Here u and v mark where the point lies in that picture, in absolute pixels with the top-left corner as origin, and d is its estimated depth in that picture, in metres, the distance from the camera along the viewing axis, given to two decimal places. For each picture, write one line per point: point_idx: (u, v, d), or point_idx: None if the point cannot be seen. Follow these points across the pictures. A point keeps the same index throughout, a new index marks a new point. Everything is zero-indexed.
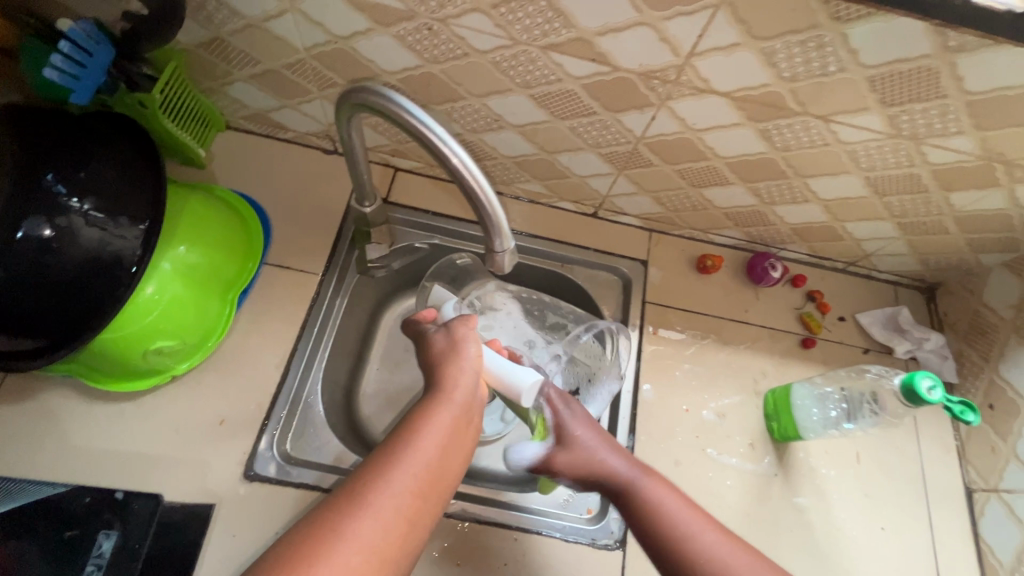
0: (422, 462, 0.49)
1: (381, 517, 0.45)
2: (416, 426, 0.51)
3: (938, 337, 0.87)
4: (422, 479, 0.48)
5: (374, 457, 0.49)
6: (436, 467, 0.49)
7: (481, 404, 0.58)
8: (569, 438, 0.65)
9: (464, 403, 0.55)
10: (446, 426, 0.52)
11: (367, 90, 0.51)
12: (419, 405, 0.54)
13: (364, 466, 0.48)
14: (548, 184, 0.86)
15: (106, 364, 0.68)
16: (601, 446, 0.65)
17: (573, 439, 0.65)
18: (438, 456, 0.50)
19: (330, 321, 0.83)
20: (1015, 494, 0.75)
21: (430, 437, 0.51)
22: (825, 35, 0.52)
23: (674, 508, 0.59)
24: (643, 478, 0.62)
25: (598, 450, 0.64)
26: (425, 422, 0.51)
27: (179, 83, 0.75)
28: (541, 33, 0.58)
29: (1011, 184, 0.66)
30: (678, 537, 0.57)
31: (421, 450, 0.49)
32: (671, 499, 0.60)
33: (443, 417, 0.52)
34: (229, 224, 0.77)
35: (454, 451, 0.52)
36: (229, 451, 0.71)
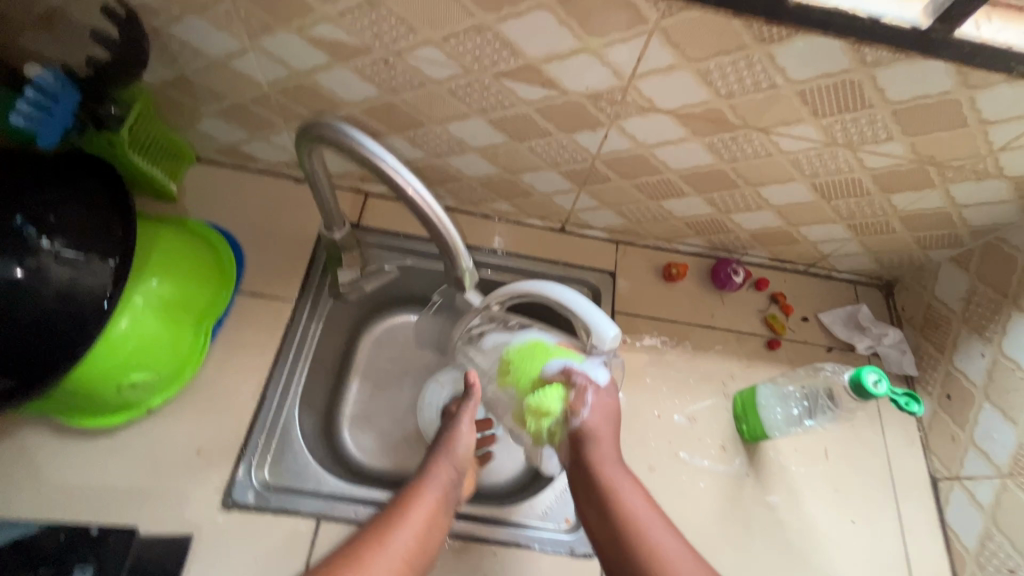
0: (412, 533, 0.60)
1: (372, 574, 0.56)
2: (409, 500, 0.63)
3: (897, 332, 0.91)
4: (412, 547, 0.60)
5: (375, 521, 0.61)
6: (423, 537, 0.61)
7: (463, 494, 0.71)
8: (593, 440, 0.62)
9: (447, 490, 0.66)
10: (433, 506, 0.63)
11: (323, 126, 0.53)
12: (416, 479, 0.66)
13: (367, 527, 0.61)
14: (515, 202, 0.89)
15: (81, 401, 0.69)
16: (614, 458, 0.63)
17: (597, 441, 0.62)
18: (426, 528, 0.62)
19: (305, 347, 0.84)
20: (976, 481, 0.77)
21: (417, 515, 0.62)
22: (753, 55, 0.55)
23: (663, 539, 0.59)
24: (639, 494, 0.62)
25: (611, 458, 0.62)
26: (417, 498, 0.63)
27: (147, 121, 0.77)
28: (491, 61, 0.61)
29: (945, 184, 0.70)
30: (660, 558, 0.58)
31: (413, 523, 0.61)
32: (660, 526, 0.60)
33: (429, 499, 0.64)
34: (201, 257, 0.79)
35: (439, 525, 0.63)
36: (206, 481, 0.71)
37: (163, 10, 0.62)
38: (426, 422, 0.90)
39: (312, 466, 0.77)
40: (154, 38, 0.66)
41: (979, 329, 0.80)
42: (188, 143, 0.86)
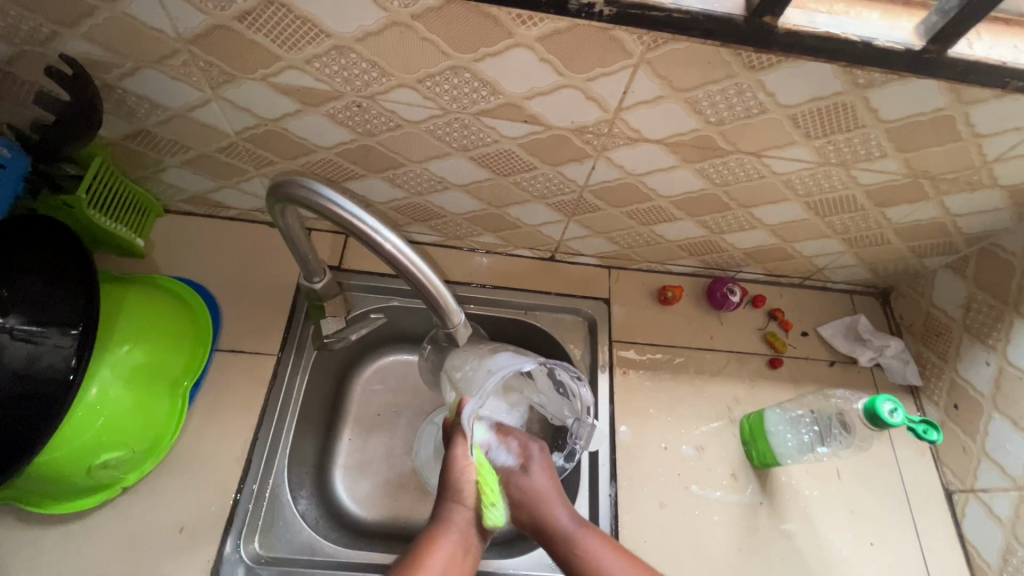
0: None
1: None
2: (420, 554, 0.58)
3: (898, 342, 0.89)
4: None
5: None
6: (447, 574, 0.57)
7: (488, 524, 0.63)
8: (525, 490, 0.65)
9: (463, 527, 0.61)
10: (447, 553, 0.58)
11: (296, 184, 0.49)
12: (425, 530, 0.61)
13: None
14: (502, 234, 0.86)
15: (49, 487, 0.64)
16: (550, 501, 0.64)
17: (528, 488, 0.65)
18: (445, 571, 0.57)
19: (290, 402, 0.79)
20: (992, 493, 0.76)
21: (432, 563, 0.57)
22: (743, 82, 0.53)
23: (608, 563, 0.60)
24: (585, 531, 0.63)
25: (551, 501, 0.64)
26: (428, 549, 0.58)
27: (107, 177, 0.72)
28: (470, 101, 0.58)
29: (939, 196, 0.69)
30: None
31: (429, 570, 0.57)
32: (604, 553, 0.60)
33: (445, 543, 0.59)
34: (174, 315, 0.75)
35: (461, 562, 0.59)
36: (191, 560, 0.66)
37: (115, 64, 0.58)
38: (424, 467, 0.86)
39: (306, 534, 0.72)
40: (108, 94, 0.62)
41: (982, 337, 0.79)
42: (154, 194, 0.81)
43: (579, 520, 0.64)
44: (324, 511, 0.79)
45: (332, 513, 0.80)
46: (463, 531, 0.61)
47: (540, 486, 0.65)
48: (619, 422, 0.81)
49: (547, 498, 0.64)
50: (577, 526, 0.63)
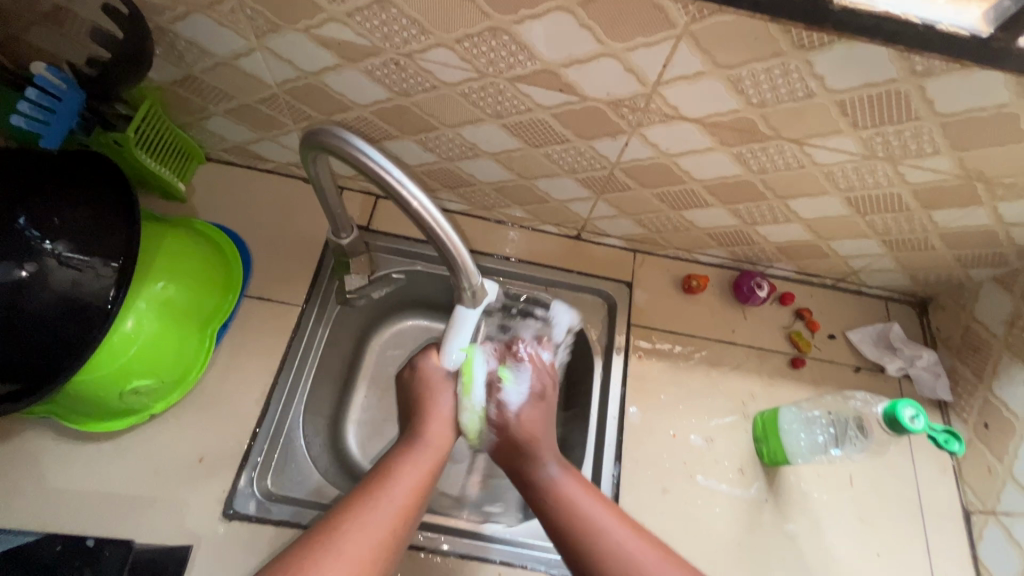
0: (392, 513, 0.54)
1: (382, 509, 0.53)
2: (400, 456, 0.61)
3: (930, 354, 0.86)
4: (383, 536, 0.52)
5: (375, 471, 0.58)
6: (403, 517, 0.54)
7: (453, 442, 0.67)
8: (527, 436, 0.67)
9: (438, 442, 0.64)
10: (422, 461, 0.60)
11: (330, 134, 0.50)
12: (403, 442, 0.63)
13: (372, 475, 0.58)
14: (529, 208, 0.86)
15: (85, 406, 0.68)
16: (540, 452, 0.65)
17: (527, 427, 0.68)
18: (405, 512, 0.55)
19: (312, 349, 0.83)
20: (1014, 517, 0.72)
21: (410, 463, 0.60)
22: (790, 62, 0.51)
23: (613, 526, 0.57)
24: (567, 478, 0.62)
25: (540, 453, 0.65)
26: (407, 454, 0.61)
27: (155, 121, 0.75)
28: (507, 65, 0.58)
29: (993, 202, 0.65)
30: (610, 550, 0.56)
31: (398, 494, 0.56)
32: (593, 505, 0.59)
33: (419, 457, 0.61)
34: (209, 258, 0.77)
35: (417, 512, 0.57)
36: (208, 490, 0.70)
37: (167, 7, 0.60)
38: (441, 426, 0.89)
39: (316, 479, 0.77)
40: (159, 37, 0.64)
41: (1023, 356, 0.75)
42: (198, 141, 0.84)
43: (567, 473, 0.63)
44: (332, 460, 0.83)
45: (342, 463, 0.84)
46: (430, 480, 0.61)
47: (533, 426, 0.68)
48: (629, 403, 0.81)
49: (537, 450, 0.66)
50: (561, 475, 0.62)
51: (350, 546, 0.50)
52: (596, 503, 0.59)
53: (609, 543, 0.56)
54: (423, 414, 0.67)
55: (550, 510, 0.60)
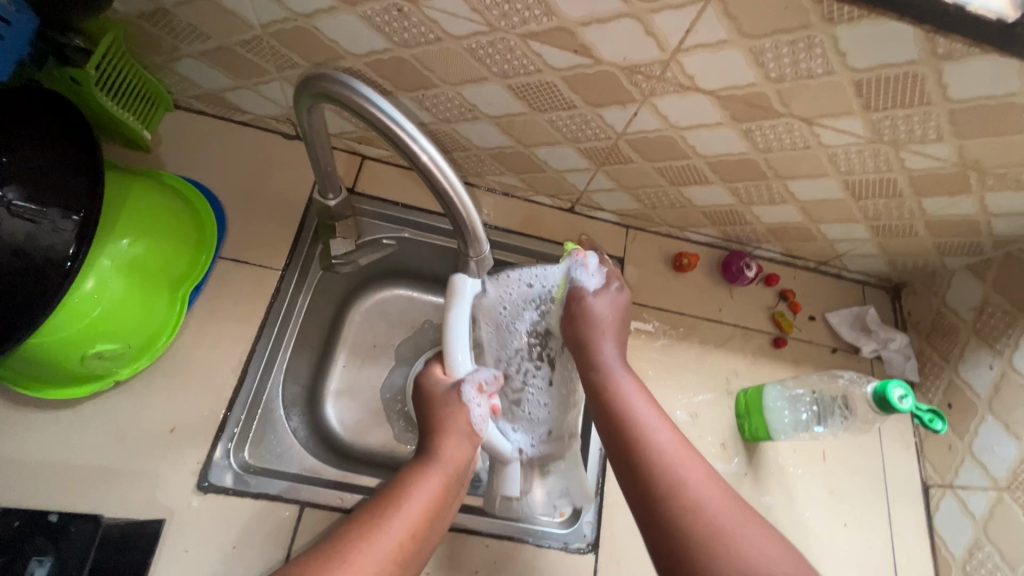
0: (409, 529, 0.51)
1: (382, 549, 0.48)
2: (409, 483, 0.55)
3: (903, 337, 0.89)
4: (398, 553, 0.49)
5: (378, 500, 0.53)
6: (419, 535, 0.52)
7: (468, 472, 0.61)
8: (586, 309, 0.66)
9: (455, 468, 0.58)
10: (435, 489, 0.55)
11: (333, 80, 0.46)
12: (414, 466, 0.57)
13: (374, 502, 0.53)
14: (524, 177, 0.83)
15: (42, 370, 0.62)
16: (602, 332, 0.64)
17: (588, 308, 0.66)
18: (419, 530, 0.51)
19: (292, 317, 0.78)
20: (970, 491, 0.77)
21: (420, 493, 0.54)
22: (816, 36, 0.50)
23: (662, 442, 0.53)
24: (625, 376, 0.61)
25: (602, 331, 0.64)
26: (417, 481, 0.55)
27: (118, 59, 0.68)
28: (520, 20, 0.54)
29: (982, 191, 0.67)
30: (657, 458, 0.52)
31: (413, 510, 0.52)
32: (666, 433, 0.54)
33: (433, 482, 0.55)
34: (179, 215, 0.71)
35: (434, 526, 0.54)
36: (181, 461, 0.66)
37: None
38: None
39: (295, 450, 0.75)
40: None
41: (989, 341, 0.79)
42: (165, 85, 0.76)
43: (670, 424, 0.56)
44: (312, 433, 0.78)
45: (322, 436, 0.79)
46: (441, 512, 0.55)
47: (601, 310, 0.65)
48: None
49: (602, 327, 0.65)
50: (622, 372, 0.62)
51: (362, 560, 0.47)
52: (665, 428, 0.55)
53: (652, 452, 0.52)
54: (433, 429, 0.60)
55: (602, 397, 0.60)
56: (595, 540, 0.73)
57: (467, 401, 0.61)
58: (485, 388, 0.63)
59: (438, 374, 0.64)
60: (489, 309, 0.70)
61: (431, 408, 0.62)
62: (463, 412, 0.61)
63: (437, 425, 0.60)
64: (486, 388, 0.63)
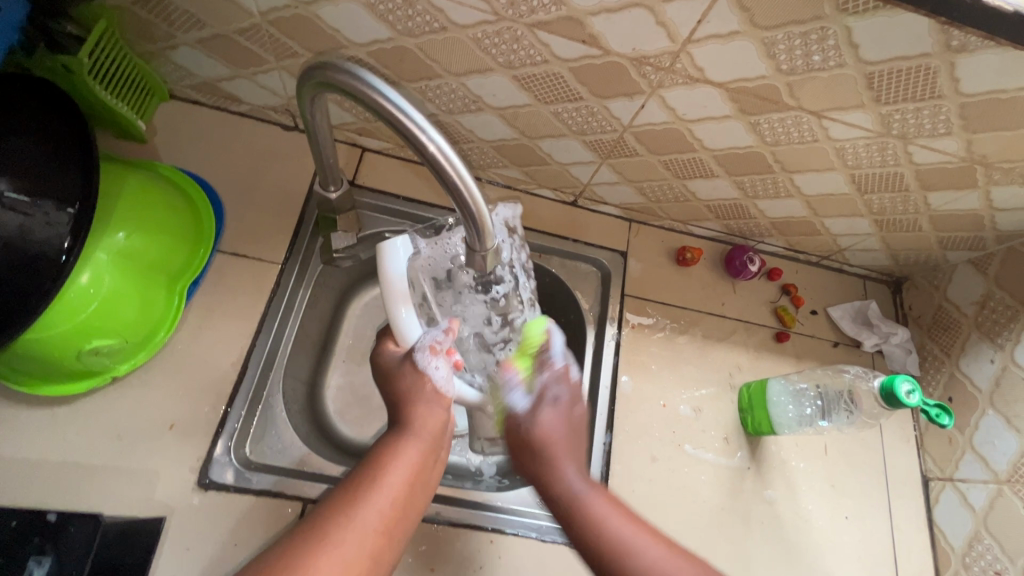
0: (388, 501, 0.51)
1: (362, 529, 0.48)
2: (383, 458, 0.54)
3: (904, 332, 0.89)
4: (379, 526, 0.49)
5: (352, 478, 0.52)
6: (400, 504, 0.51)
7: (447, 436, 0.60)
8: (540, 436, 0.58)
9: (432, 435, 0.57)
10: (413, 461, 0.54)
11: (339, 69, 0.45)
12: (388, 439, 0.56)
13: (348, 480, 0.52)
14: (527, 170, 0.82)
15: (38, 367, 0.61)
16: (557, 457, 0.57)
17: (540, 433, 0.58)
18: (403, 498, 0.52)
19: (292, 312, 0.77)
20: (970, 484, 0.78)
21: (399, 467, 0.53)
22: (829, 27, 0.49)
23: (626, 536, 0.52)
24: (594, 493, 0.56)
25: (559, 452, 0.58)
26: (392, 455, 0.54)
27: (111, 48, 0.66)
28: (528, 9, 0.53)
29: (987, 186, 0.67)
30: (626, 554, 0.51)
31: (393, 485, 0.52)
32: (620, 522, 0.53)
33: (410, 452, 0.55)
34: (176, 209, 0.70)
35: (417, 496, 0.54)
36: (181, 458, 0.65)
37: None
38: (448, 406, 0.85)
39: (298, 447, 0.71)
40: None
41: (991, 335, 0.79)
42: (160, 74, 0.75)
43: (601, 489, 0.57)
44: (314, 428, 0.77)
45: (324, 431, 0.78)
46: (421, 480, 0.55)
47: (552, 432, 0.59)
48: (620, 372, 0.81)
49: (554, 453, 0.58)
50: (587, 489, 0.56)
51: (344, 538, 0.47)
52: (626, 523, 0.53)
53: (616, 547, 0.51)
54: (402, 402, 0.59)
55: (560, 505, 0.56)
56: None
57: (423, 366, 0.60)
58: (438, 349, 0.60)
59: (392, 349, 0.64)
60: (427, 267, 0.65)
61: (390, 381, 0.61)
62: (424, 380, 0.60)
63: (402, 395, 0.60)
64: (440, 348, 0.61)
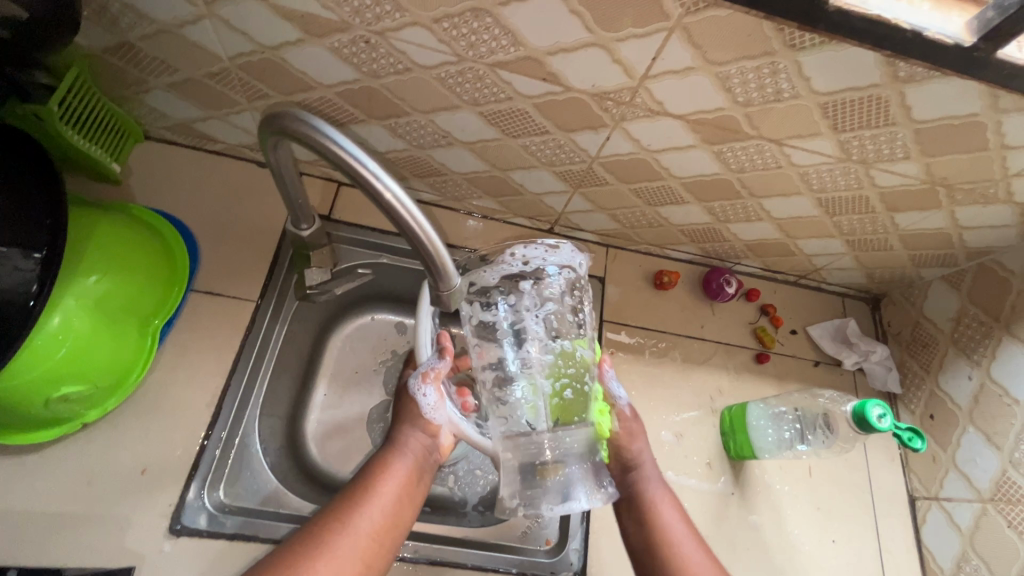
0: (377, 515, 0.55)
1: (355, 544, 0.53)
2: (376, 475, 0.59)
3: (884, 349, 0.90)
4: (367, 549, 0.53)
5: (348, 493, 0.57)
6: (389, 518, 0.56)
7: (436, 459, 0.65)
8: (633, 426, 0.68)
9: (418, 455, 0.62)
10: (401, 478, 0.59)
11: (295, 119, 0.47)
12: (379, 457, 0.61)
13: (342, 495, 0.56)
14: (502, 200, 0.82)
15: (5, 416, 0.60)
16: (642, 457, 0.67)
17: (637, 427, 0.68)
18: (391, 514, 0.56)
19: (267, 350, 0.76)
20: (955, 503, 0.77)
21: (388, 483, 0.58)
22: (779, 62, 0.50)
23: (670, 523, 0.63)
24: (660, 493, 0.66)
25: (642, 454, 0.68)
26: (384, 473, 0.59)
27: (82, 94, 0.67)
28: (487, 49, 0.54)
29: (951, 207, 0.68)
30: (672, 543, 0.62)
31: (382, 499, 0.57)
32: (672, 516, 0.64)
33: (398, 471, 0.59)
34: (149, 249, 0.70)
35: (406, 510, 0.58)
36: (152, 504, 0.64)
37: None
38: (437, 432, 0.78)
39: (274, 486, 0.71)
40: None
41: (967, 351, 0.79)
42: (134, 117, 0.75)
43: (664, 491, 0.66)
44: (294, 465, 0.75)
45: None
46: (412, 495, 0.59)
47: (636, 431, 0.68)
48: None
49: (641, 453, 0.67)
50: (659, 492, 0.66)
51: (340, 548, 0.52)
52: (676, 518, 0.63)
53: (660, 530, 0.63)
54: (397, 421, 0.64)
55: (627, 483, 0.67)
56: (582, 568, 0.72)
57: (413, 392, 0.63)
58: (431, 375, 0.63)
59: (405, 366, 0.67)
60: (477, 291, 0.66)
61: (390, 403, 0.66)
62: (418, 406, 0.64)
63: (398, 416, 0.64)
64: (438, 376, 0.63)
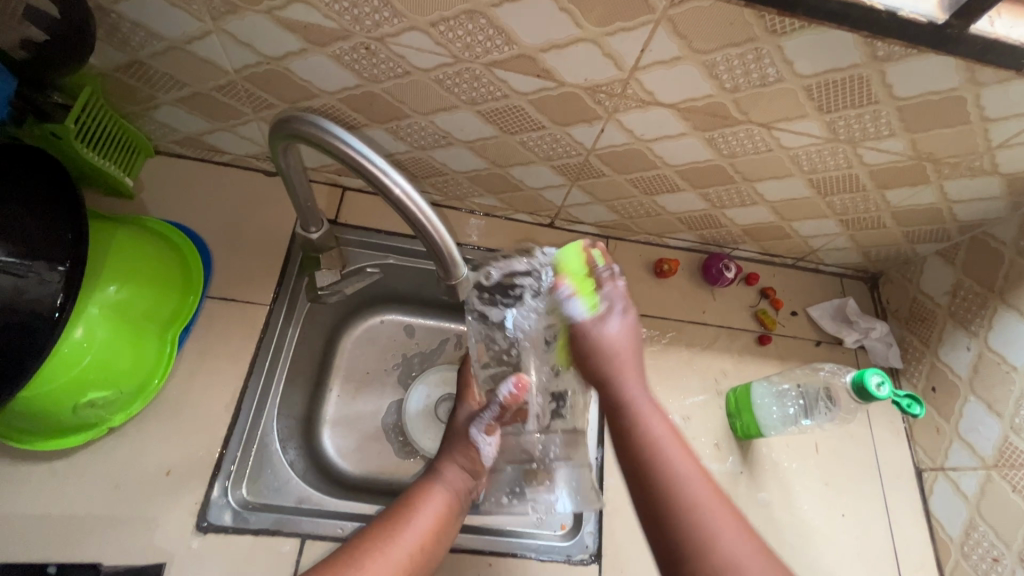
0: (415, 540, 0.59)
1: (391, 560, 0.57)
2: (415, 502, 0.63)
3: (883, 325, 0.91)
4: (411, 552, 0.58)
5: (389, 515, 0.62)
6: (424, 549, 0.60)
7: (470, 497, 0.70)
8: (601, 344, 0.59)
9: (454, 491, 0.67)
10: (437, 510, 0.63)
11: (306, 122, 0.49)
12: (417, 488, 0.66)
13: (383, 517, 0.61)
14: (502, 197, 0.85)
15: (34, 423, 0.63)
16: (621, 371, 0.57)
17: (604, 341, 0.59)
18: (427, 541, 0.60)
19: (281, 352, 0.78)
20: (960, 472, 0.79)
21: (426, 513, 0.62)
22: (763, 47, 0.52)
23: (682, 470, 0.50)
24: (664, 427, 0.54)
25: (626, 364, 0.58)
26: (422, 501, 0.63)
27: (96, 111, 0.70)
28: (483, 49, 0.56)
29: (940, 180, 0.70)
30: (677, 490, 0.49)
31: (421, 524, 0.61)
32: (686, 464, 0.51)
33: (435, 502, 0.64)
34: (163, 258, 0.72)
35: (437, 543, 0.61)
36: (179, 503, 0.66)
37: None
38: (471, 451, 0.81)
39: (293, 483, 0.74)
40: (102, 19, 0.60)
41: (965, 323, 0.81)
42: (145, 133, 0.78)
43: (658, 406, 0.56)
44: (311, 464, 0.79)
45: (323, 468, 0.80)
46: (445, 527, 0.63)
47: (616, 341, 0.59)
48: None
49: (621, 366, 0.58)
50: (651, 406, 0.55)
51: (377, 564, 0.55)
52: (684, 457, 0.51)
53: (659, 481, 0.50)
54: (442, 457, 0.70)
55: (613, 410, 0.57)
56: (598, 550, 0.73)
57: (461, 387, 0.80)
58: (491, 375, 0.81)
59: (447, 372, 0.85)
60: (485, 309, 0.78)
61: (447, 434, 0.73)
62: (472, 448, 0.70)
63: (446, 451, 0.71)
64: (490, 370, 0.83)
